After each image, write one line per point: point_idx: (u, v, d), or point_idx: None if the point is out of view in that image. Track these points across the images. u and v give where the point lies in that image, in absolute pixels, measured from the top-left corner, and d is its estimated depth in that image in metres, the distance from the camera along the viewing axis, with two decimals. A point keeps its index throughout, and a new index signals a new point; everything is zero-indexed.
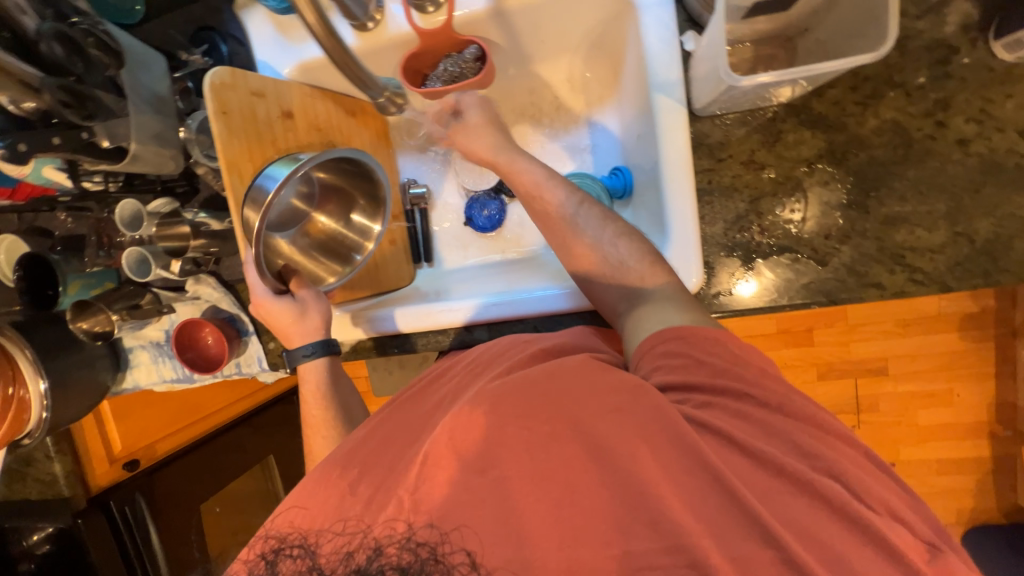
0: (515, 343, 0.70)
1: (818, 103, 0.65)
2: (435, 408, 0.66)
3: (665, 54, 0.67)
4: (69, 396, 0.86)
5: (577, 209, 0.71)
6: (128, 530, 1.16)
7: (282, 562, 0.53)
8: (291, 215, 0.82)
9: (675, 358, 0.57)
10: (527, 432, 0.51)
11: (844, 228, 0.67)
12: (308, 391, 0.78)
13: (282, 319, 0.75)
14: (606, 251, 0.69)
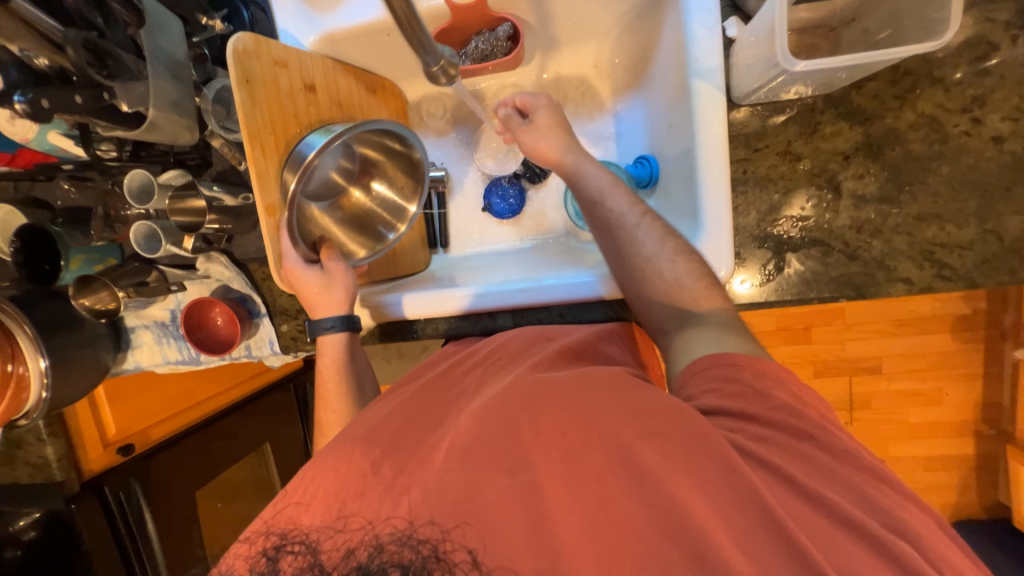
0: (538, 339, 0.73)
1: (858, 95, 0.65)
2: (459, 397, 0.66)
3: (707, 39, 0.66)
4: (69, 375, 0.81)
5: (639, 221, 0.70)
6: (123, 516, 1.12)
7: (283, 560, 0.49)
8: (326, 188, 0.79)
9: (720, 381, 0.56)
10: (561, 439, 0.50)
11: (877, 222, 0.68)
12: (327, 374, 0.77)
13: (312, 289, 0.73)
14: (662, 267, 0.67)
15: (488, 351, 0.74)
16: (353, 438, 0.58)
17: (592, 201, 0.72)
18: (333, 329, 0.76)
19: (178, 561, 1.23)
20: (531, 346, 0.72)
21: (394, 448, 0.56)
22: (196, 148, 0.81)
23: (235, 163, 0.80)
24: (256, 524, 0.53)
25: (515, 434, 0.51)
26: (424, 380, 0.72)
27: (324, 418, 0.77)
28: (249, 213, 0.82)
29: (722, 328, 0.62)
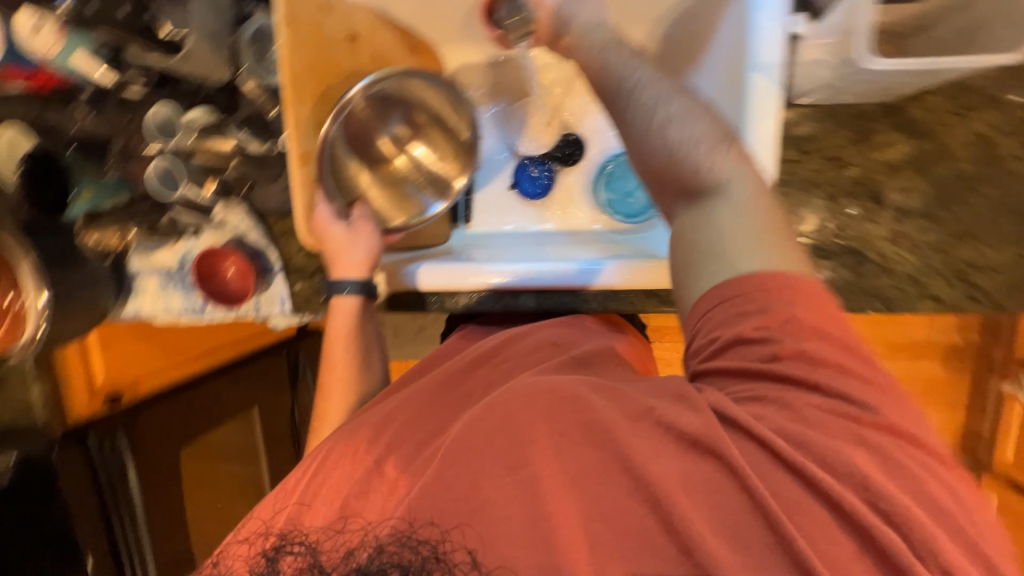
0: (543, 344, 0.73)
1: (915, 107, 0.66)
2: (468, 398, 0.67)
3: (772, 35, 0.64)
4: (68, 314, 0.77)
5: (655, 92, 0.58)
6: (105, 462, 1.08)
7: (283, 560, 0.52)
8: (373, 156, 0.79)
9: (745, 312, 0.49)
10: (557, 437, 0.49)
11: (916, 237, 0.68)
12: (336, 339, 0.75)
13: (335, 243, 0.72)
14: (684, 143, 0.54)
15: (492, 349, 0.74)
16: (350, 435, 0.60)
17: (605, 70, 0.59)
18: (348, 292, 0.74)
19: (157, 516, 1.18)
20: (538, 351, 0.71)
21: (399, 444, 0.58)
22: (224, 90, 0.78)
23: (265, 109, 0.78)
24: (257, 526, 0.57)
25: (526, 430, 0.49)
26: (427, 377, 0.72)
27: (327, 384, 0.76)
28: (273, 162, 0.79)
29: (753, 232, 0.51)
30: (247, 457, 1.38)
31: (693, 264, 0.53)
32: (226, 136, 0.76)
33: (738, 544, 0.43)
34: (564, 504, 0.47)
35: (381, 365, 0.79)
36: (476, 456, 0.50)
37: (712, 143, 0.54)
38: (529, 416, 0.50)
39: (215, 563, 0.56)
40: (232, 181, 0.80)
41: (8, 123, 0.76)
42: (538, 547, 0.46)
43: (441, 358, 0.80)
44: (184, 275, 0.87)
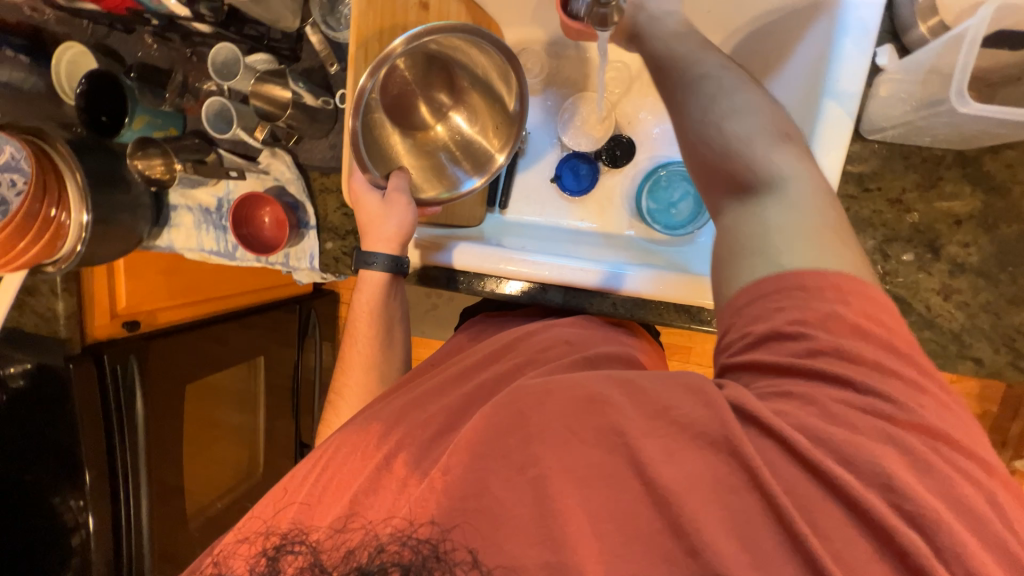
0: (555, 340, 0.68)
1: (991, 160, 0.63)
2: (471, 398, 0.60)
3: (856, 62, 0.62)
4: (106, 238, 0.77)
5: (728, 81, 0.53)
6: (115, 387, 1.03)
7: (284, 560, 0.50)
8: (409, 117, 0.75)
9: (790, 313, 0.44)
10: (567, 435, 0.47)
11: (967, 295, 0.65)
12: (359, 316, 0.75)
13: (369, 213, 0.71)
14: (749, 139, 0.49)
15: (505, 344, 0.70)
16: (358, 428, 0.60)
17: (672, 66, 0.57)
18: (376, 265, 0.74)
19: (159, 458, 1.13)
20: (550, 348, 0.66)
21: (405, 438, 0.57)
22: (288, 38, 0.77)
23: (326, 62, 0.77)
24: (257, 525, 0.55)
25: (533, 431, 0.48)
26: (440, 369, 0.70)
27: (348, 356, 0.77)
28: (325, 118, 0.78)
29: (805, 218, 0.46)
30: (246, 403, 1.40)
31: (734, 258, 0.48)
32: (285, 85, 0.74)
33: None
34: (574, 510, 0.45)
35: (401, 341, 0.79)
36: (495, 447, 0.49)
37: (772, 132, 0.50)
38: (539, 411, 0.49)
39: (213, 565, 0.53)
40: (281, 131, 0.81)
41: (74, 41, 0.80)
42: (543, 547, 0.45)
43: (456, 351, 0.77)
44: (219, 217, 0.89)
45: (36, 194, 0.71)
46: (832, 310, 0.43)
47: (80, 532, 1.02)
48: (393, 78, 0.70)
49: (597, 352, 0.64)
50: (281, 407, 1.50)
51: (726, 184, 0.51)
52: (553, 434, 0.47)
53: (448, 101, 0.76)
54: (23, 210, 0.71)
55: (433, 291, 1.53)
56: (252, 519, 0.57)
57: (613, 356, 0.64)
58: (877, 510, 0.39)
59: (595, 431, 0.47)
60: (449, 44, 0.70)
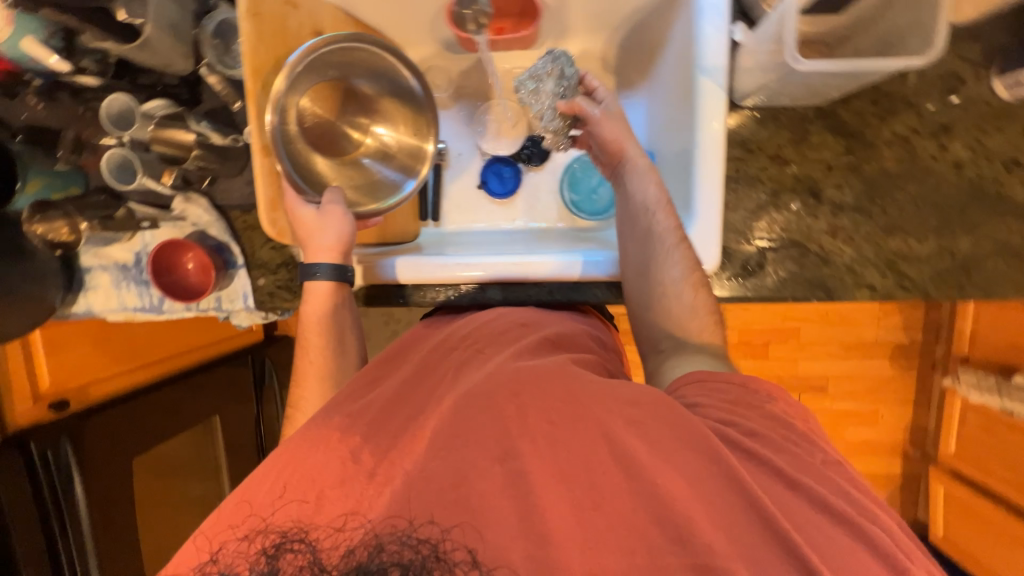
0: (511, 324, 0.72)
1: (844, 111, 0.72)
2: (439, 384, 0.63)
3: (716, 41, 0.70)
4: (6, 310, 0.72)
5: (671, 244, 0.71)
6: (47, 475, 0.96)
7: (283, 559, 0.45)
8: (323, 137, 0.75)
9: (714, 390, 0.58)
10: (548, 426, 0.50)
11: (850, 229, 0.74)
12: (307, 325, 0.73)
13: (304, 226, 0.70)
14: (681, 296, 0.70)
15: (462, 336, 0.72)
16: (326, 421, 0.56)
17: (636, 218, 0.74)
18: (320, 277, 0.73)
19: (110, 537, 1.05)
20: (508, 330, 0.70)
21: (373, 436, 0.55)
22: (187, 82, 0.78)
23: (228, 101, 0.78)
24: (251, 521, 0.48)
25: (507, 420, 0.51)
26: (401, 366, 0.70)
27: (300, 371, 0.74)
28: (236, 155, 0.78)
29: (711, 354, 0.67)
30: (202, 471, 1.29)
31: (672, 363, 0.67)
32: (185, 127, 0.73)
33: (715, 511, 0.46)
34: (552, 488, 0.47)
35: (356, 348, 0.76)
36: (468, 438, 0.50)
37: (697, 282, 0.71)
38: (514, 401, 0.53)
39: (211, 562, 0.47)
40: (192, 173, 0.79)
41: None
42: (523, 535, 0.45)
43: (414, 339, 0.78)
44: (140, 272, 0.86)
45: None
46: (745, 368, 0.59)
47: None
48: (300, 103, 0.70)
49: (556, 331, 0.70)
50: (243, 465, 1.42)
51: (665, 322, 0.71)
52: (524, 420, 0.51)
53: (356, 113, 0.78)
54: None
55: (389, 318, 1.52)
56: (239, 511, 0.49)
57: (563, 338, 0.69)
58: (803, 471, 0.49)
59: (563, 413, 0.51)
60: (333, 58, 0.72)
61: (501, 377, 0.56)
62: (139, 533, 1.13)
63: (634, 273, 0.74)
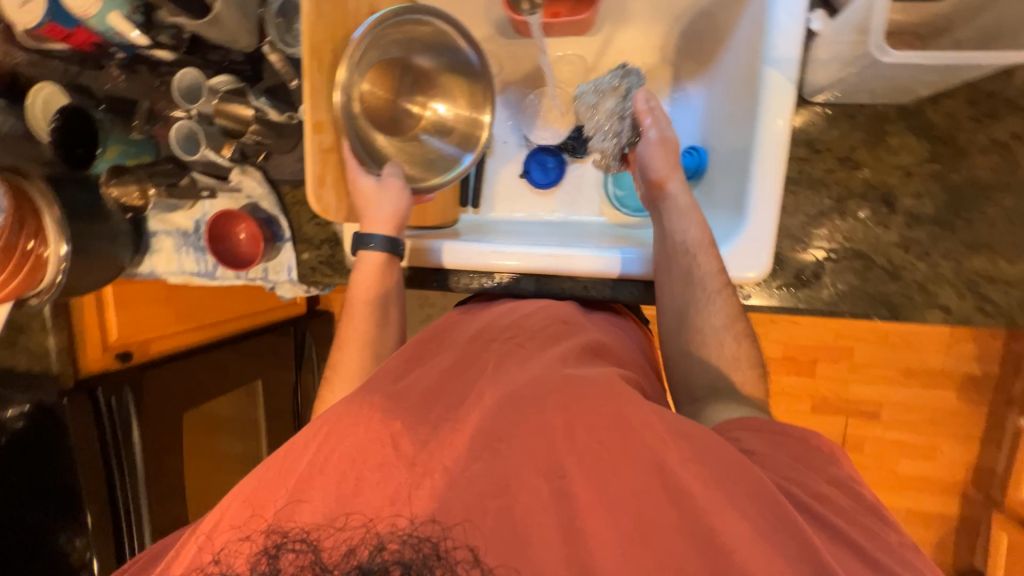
0: (552, 320, 0.72)
1: (933, 111, 0.65)
2: (475, 374, 0.62)
3: (790, 30, 0.65)
4: (83, 267, 0.79)
5: (713, 292, 0.68)
6: (109, 421, 1.03)
7: (284, 558, 0.46)
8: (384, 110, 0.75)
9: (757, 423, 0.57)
10: (596, 446, 0.49)
11: (926, 244, 0.67)
12: (355, 297, 0.76)
13: (364, 195, 0.72)
14: (718, 345, 0.67)
15: (502, 328, 0.71)
16: (363, 400, 0.56)
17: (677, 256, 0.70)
18: (375, 247, 0.75)
19: (164, 483, 1.14)
20: (550, 329, 0.69)
21: (415, 424, 0.54)
22: (250, 59, 0.82)
23: (286, 79, 0.81)
24: (256, 520, 0.49)
25: (554, 431, 0.50)
26: (441, 350, 0.69)
27: (343, 335, 0.76)
28: (291, 132, 0.81)
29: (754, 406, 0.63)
30: (246, 430, 1.40)
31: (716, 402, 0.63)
32: (245, 102, 0.77)
33: (760, 543, 0.45)
34: (596, 505, 0.47)
35: (396, 323, 0.79)
36: (516, 448, 0.50)
37: (739, 334, 0.68)
38: (565, 413, 0.52)
39: (214, 563, 0.47)
40: (249, 148, 0.83)
41: (48, 82, 0.81)
42: (562, 546, 0.45)
43: (451, 325, 0.77)
44: (198, 238, 0.92)
45: (14, 227, 0.71)
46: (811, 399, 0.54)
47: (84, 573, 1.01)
48: (365, 77, 0.71)
49: (598, 339, 0.68)
50: (282, 429, 1.51)
51: (701, 372, 0.68)
52: (573, 436, 0.50)
53: (416, 87, 0.78)
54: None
55: (423, 303, 1.55)
56: (244, 509, 0.50)
57: (607, 345, 0.68)
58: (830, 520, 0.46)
59: (612, 433, 0.50)
60: (398, 31, 0.73)
61: (547, 382, 0.55)
62: (189, 481, 1.22)
63: (672, 314, 0.70)
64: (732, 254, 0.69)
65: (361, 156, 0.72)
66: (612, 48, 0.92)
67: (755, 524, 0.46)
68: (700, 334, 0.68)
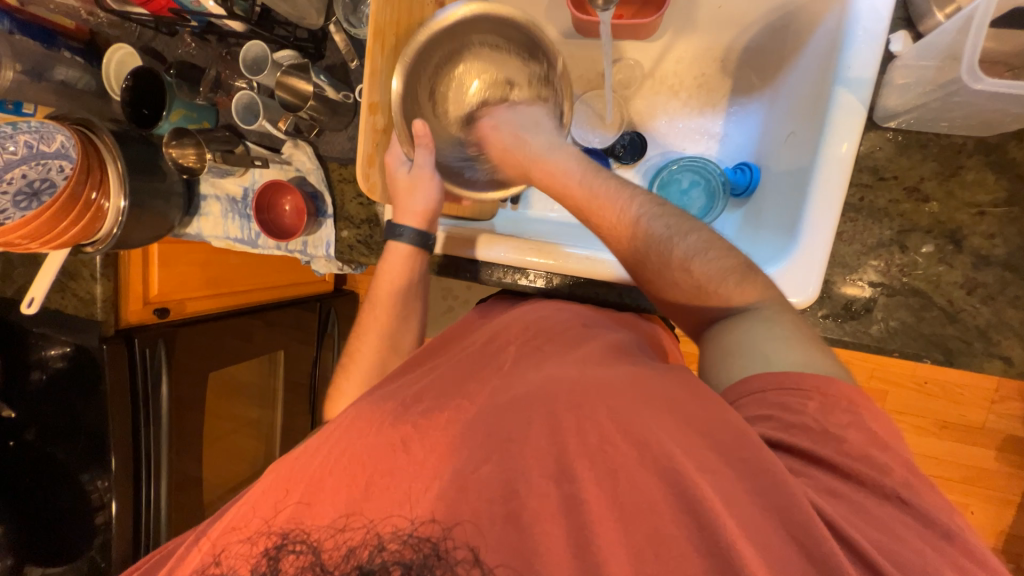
0: (571, 325, 0.69)
1: (1016, 148, 0.61)
2: (491, 377, 0.61)
3: (868, 50, 0.62)
4: (140, 223, 0.82)
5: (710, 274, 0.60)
6: (143, 370, 1.06)
7: (284, 560, 0.49)
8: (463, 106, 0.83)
9: (776, 410, 0.49)
10: (591, 449, 0.48)
11: (992, 288, 0.63)
12: (381, 281, 0.77)
13: (400, 185, 0.73)
14: None
15: (517, 327, 0.70)
16: (378, 406, 0.58)
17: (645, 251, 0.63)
18: (404, 239, 0.76)
19: (183, 440, 1.17)
20: (568, 332, 0.67)
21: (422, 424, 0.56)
22: (314, 37, 0.83)
23: (347, 60, 0.83)
24: (257, 522, 0.52)
25: (564, 434, 0.49)
26: (454, 353, 0.70)
27: (365, 323, 0.79)
28: (345, 111, 0.82)
29: None
30: (263, 397, 1.44)
31: (722, 357, 0.57)
32: (307, 79, 0.79)
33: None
34: (598, 513, 0.46)
35: (418, 316, 0.81)
36: (525, 447, 0.49)
37: (742, 278, 0.59)
38: (570, 413, 0.50)
39: (215, 562, 0.52)
40: (304, 124, 0.83)
41: (123, 44, 0.88)
42: (563, 549, 0.45)
43: (464, 329, 0.78)
44: (244, 206, 0.94)
45: (81, 178, 0.76)
46: (843, 410, 0.48)
47: (104, 512, 1.05)
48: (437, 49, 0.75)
49: (616, 339, 0.65)
50: (297, 401, 1.54)
51: None
52: (584, 438, 0.49)
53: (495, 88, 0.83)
54: (67, 191, 0.75)
55: (446, 294, 1.57)
56: (248, 511, 0.54)
57: (626, 344, 0.65)
58: None
59: (625, 438, 0.48)
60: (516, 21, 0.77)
61: (559, 389, 0.54)
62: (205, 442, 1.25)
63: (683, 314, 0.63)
64: (781, 275, 0.65)
65: (405, 136, 0.74)
66: (671, 55, 0.91)
67: (771, 556, 0.42)
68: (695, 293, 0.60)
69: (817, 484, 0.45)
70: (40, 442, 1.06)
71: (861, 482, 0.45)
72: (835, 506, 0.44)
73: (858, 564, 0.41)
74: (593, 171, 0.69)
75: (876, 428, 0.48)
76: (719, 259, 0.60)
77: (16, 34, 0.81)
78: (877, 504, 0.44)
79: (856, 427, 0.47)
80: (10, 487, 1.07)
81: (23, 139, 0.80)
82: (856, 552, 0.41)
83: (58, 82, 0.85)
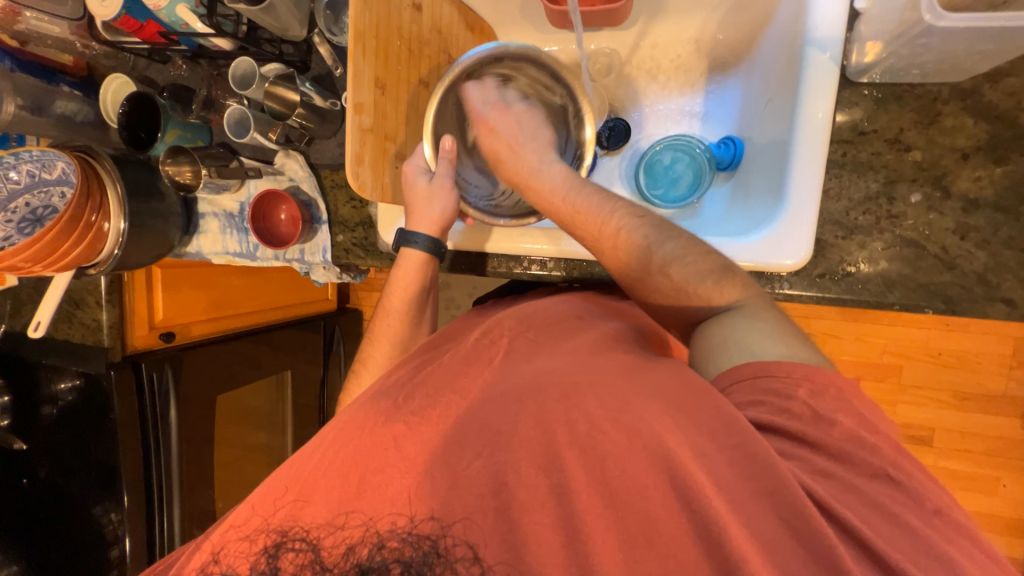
0: (567, 316, 0.70)
1: (991, 90, 0.62)
2: (484, 374, 0.61)
3: (832, 11, 0.64)
4: (141, 243, 0.84)
5: (702, 244, 0.61)
6: (151, 394, 1.06)
7: (284, 558, 0.49)
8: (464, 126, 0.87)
9: (766, 395, 0.49)
10: (584, 433, 0.48)
11: (986, 231, 0.63)
12: (396, 288, 0.77)
13: (418, 196, 0.76)
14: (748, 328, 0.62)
15: (513, 319, 0.71)
16: (372, 408, 0.58)
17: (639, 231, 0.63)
18: (418, 246, 0.77)
19: (192, 466, 1.16)
20: (563, 322, 0.68)
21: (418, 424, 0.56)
22: (299, 51, 0.86)
23: (332, 68, 0.86)
24: (256, 521, 0.52)
25: (556, 423, 0.49)
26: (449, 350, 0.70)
27: (377, 330, 0.79)
28: (333, 118, 0.85)
29: None
30: (272, 419, 1.44)
31: (709, 352, 0.56)
32: (294, 87, 0.82)
33: (777, 552, 0.41)
34: (594, 500, 0.45)
35: (428, 320, 0.82)
36: (516, 439, 0.49)
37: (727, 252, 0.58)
38: (563, 401, 0.50)
39: (214, 563, 0.51)
40: (294, 133, 0.86)
41: (117, 74, 0.91)
42: (562, 537, 0.44)
43: (463, 328, 0.78)
44: (241, 220, 0.96)
45: (81, 201, 0.78)
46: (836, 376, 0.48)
47: (118, 545, 1.04)
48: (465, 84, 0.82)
49: (612, 327, 0.66)
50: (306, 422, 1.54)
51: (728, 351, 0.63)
52: (575, 428, 0.48)
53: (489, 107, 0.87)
54: (70, 214, 0.77)
55: (448, 303, 1.58)
56: (246, 512, 0.53)
57: (621, 331, 0.65)
58: (879, 548, 0.40)
59: (616, 425, 0.48)
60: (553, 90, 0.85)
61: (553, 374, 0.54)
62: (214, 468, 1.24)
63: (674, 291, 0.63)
64: (771, 236, 0.66)
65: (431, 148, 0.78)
66: (646, 40, 0.93)
67: (772, 530, 0.41)
68: (679, 267, 0.61)
69: (812, 460, 0.45)
70: (53, 477, 1.06)
71: (858, 452, 0.45)
72: (831, 482, 0.43)
73: (858, 538, 0.40)
74: (580, 185, 0.69)
75: (865, 402, 0.48)
76: (697, 263, 0.60)
77: (17, 71, 0.85)
78: (876, 472, 0.44)
79: (851, 403, 0.47)
80: (27, 524, 1.07)
81: (25, 168, 0.83)
82: (850, 518, 0.41)
83: (58, 115, 0.89)
